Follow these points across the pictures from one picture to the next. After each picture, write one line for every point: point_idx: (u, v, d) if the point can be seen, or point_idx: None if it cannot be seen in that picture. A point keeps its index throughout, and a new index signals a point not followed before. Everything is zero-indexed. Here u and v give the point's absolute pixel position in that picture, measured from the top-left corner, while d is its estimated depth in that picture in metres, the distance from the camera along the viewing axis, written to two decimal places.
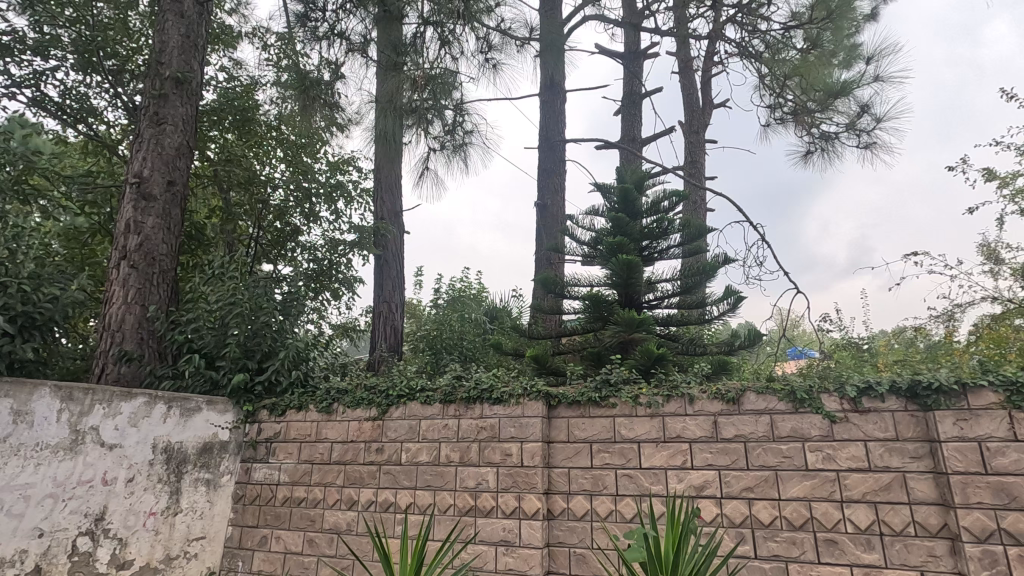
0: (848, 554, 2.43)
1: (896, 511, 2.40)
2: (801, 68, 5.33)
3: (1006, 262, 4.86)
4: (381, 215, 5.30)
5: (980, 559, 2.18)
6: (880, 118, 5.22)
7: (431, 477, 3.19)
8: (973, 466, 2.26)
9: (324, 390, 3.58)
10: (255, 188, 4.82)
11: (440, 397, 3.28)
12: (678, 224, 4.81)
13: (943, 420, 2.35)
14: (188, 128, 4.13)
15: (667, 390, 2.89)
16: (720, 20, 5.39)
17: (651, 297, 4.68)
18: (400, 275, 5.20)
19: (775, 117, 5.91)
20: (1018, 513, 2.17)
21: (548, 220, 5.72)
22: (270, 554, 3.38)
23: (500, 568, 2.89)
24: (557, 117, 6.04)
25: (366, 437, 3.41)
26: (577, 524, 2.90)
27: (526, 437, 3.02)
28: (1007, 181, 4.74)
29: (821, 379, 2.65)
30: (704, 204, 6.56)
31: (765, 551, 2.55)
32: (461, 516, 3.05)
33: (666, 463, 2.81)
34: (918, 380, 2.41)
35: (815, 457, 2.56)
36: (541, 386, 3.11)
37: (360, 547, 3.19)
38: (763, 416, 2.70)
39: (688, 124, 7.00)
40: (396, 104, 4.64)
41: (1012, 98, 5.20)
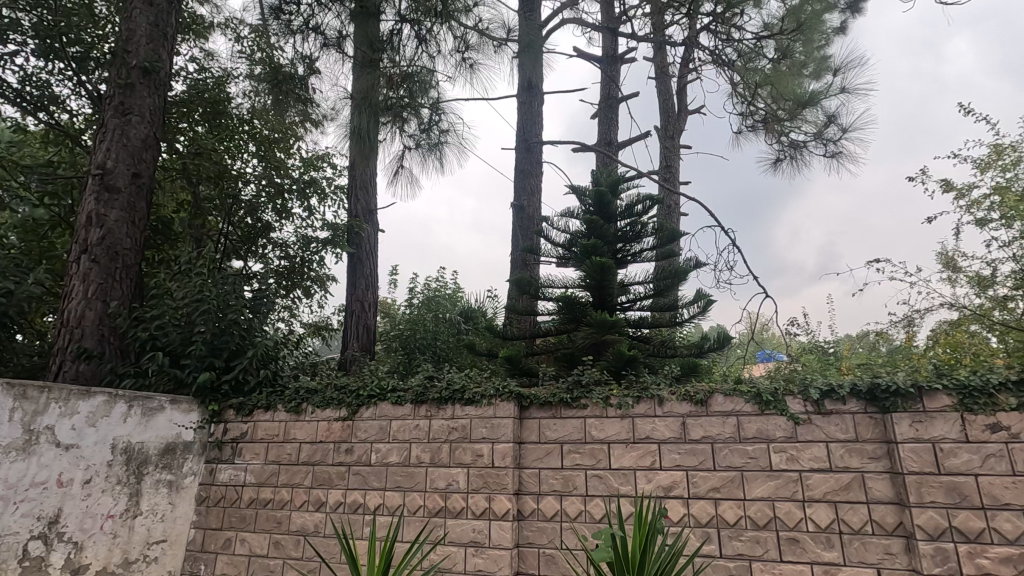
0: (809, 552, 2.49)
1: (855, 510, 2.47)
2: (772, 77, 5.36)
3: (963, 270, 5.05)
4: (354, 212, 5.24)
5: (933, 556, 2.26)
6: (846, 129, 5.38)
7: (401, 478, 3.16)
8: (927, 467, 2.35)
9: (293, 389, 3.53)
10: (226, 183, 4.71)
11: (411, 397, 3.26)
12: (651, 227, 4.87)
13: (900, 422, 2.43)
14: (156, 119, 4.02)
15: (637, 392, 2.93)
16: (695, 28, 5.47)
17: (624, 299, 4.70)
18: (374, 274, 5.14)
19: (746, 124, 6.06)
20: (969, 512, 2.26)
21: (524, 221, 5.72)
22: (234, 557, 3.30)
23: (470, 570, 2.87)
24: (534, 117, 6.06)
25: (335, 437, 3.36)
26: (547, 525, 2.90)
27: (497, 438, 3.03)
28: (964, 192, 4.93)
29: (786, 382, 2.72)
30: (678, 208, 6.65)
31: (730, 550, 2.60)
32: (430, 517, 3.03)
33: (636, 464, 2.84)
34: (878, 382, 2.49)
35: (779, 458, 2.63)
36: (513, 386, 3.11)
37: (327, 550, 3.14)
38: (730, 418, 2.75)
39: (663, 129, 7.11)
40: (371, 100, 4.59)
41: (969, 112, 5.38)
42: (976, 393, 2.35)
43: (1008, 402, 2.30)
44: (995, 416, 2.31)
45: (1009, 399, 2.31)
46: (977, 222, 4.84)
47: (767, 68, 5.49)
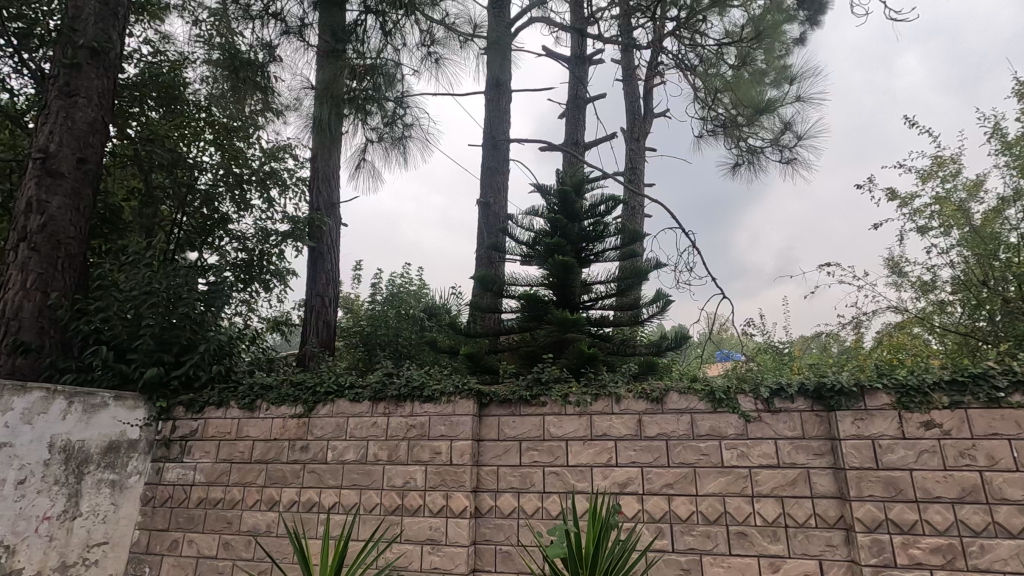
0: (757, 546, 2.57)
1: (800, 504, 2.56)
2: (733, 85, 5.52)
3: (907, 274, 5.29)
4: (316, 205, 5.12)
5: (870, 547, 2.38)
6: (800, 137, 5.67)
7: (357, 476, 3.11)
8: (867, 462, 2.46)
9: (247, 385, 3.43)
10: (180, 171, 4.48)
11: (369, 393, 3.21)
12: (614, 227, 4.91)
13: (843, 420, 2.54)
14: (104, 103, 3.83)
15: (595, 390, 2.96)
16: (661, 33, 5.54)
17: (587, 299, 4.73)
18: (335, 268, 5.03)
19: (707, 128, 6.22)
20: (904, 504, 2.38)
21: (490, 219, 5.71)
22: (181, 559, 3.19)
23: (425, 567, 2.86)
24: (501, 115, 6.04)
25: (290, 435, 3.28)
26: (504, 522, 2.91)
27: (455, 436, 3.02)
28: (908, 201, 5.16)
29: (738, 380, 2.80)
30: (641, 209, 6.76)
31: (682, 545, 2.65)
32: (386, 515, 3.00)
33: (592, 461, 2.87)
34: (824, 382, 2.59)
35: (730, 454, 2.70)
36: (473, 384, 3.10)
37: (279, 550, 3.07)
38: (684, 415, 2.81)
39: (630, 131, 7.22)
40: (334, 92, 4.54)
41: (914, 125, 5.63)
42: (913, 392, 2.47)
43: (941, 401, 2.43)
44: (929, 414, 2.44)
45: (942, 399, 2.44)
46: (919, 229, 5.08)
47: (727, 76, 5.54)
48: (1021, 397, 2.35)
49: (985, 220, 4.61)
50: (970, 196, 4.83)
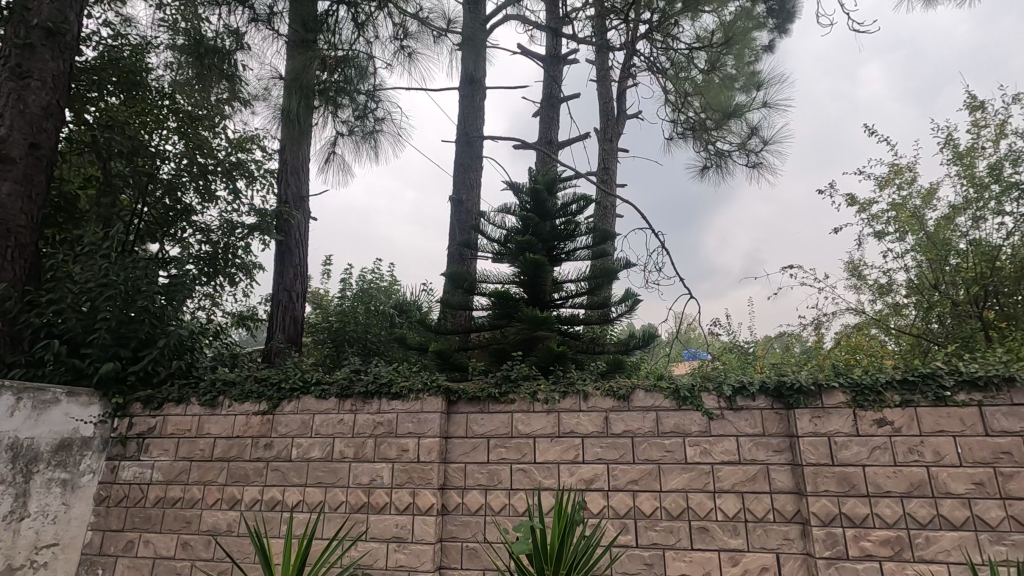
0: (717, 540, 2.63)
1: (759, 500, 2.64)
2: (703, 89, 5.65)
3: (865, 277, 5.49)
4: (284, 198, 5.00)
5: (824, 540, 2.46)
6: (766, 142, 5.83)
7: (322, 473, 3.06)
8: (823, 458, 2.55)
9: (209, 381, 3.34)
10: (141, 160, 4.28)
11: (336, 390, 3.16)
12: (585, 227, 4.94)
13: (801, 417, 2.62)
14: (60, 86, 3.66)
15: (563, 388, 2.98)
16: (635, 35, 5.57)
17: (557, 297, 4.76)
18: (303, 263, 4.94)
19: (677, 131, 6.30)
20: (856, 499, 2.48)
21: (462, 216, 5.70)
22: (136, 560, 3.10)
23: (391, 565, 2.84)
24: (475, 113, 6.01)
25: (253, 432, 3.21)
26: (470, 519, 2.91)
27: (423, 433, 3.00)
28: (866, 207, 5.34)
29: (703, 378, 2.86)
30: (612, 209, 6.83)
31: (645, 540, 2.70)
32: (351, 513, 2.96)
33: (559, 458, 2.89)
34: (783, 381, 2.67)
35: (693, 451, 2.76)
36: (441, 381, 3.08)
37: (240, 550, 3.01)
38: (650, 413, 2.85)
39: (602, 132, 7.28)
40: (302, 82, 4.46)
41: (873, 133, 5.82)
42: (867, 391, 2.56)
43: (893, 399, 2.53)
44: (882, 412, 2.54)
45: (894, 397, 2.54)
46: (877, 234, 5.26)
47: (699, 79, 5.64)
48: (966, 395, 2.46)
49: (938, 226, 4.79)
50: (924, 203, 5.02)
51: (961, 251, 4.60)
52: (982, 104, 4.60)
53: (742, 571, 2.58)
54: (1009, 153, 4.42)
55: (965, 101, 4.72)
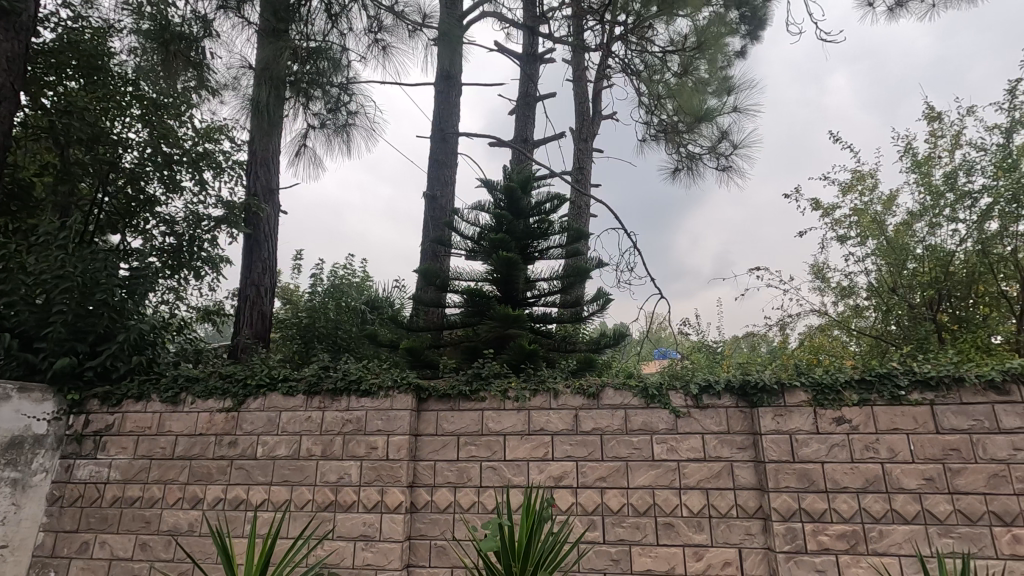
0: (682, 536, 2.68)
1: (723, 496, 2.70)
2: (676, 91, 5.72)
3: (828, 279, 5.65)
4: (253, 190, 4.89)
5: (784, 534, 2.53)
6: (736, 146, 5.94)
7: (288, 472, 3.01)
8: (784, 455, 2.62)
9: (171, 376, 3.25)
10: (102, 148, 4.14)
11: (304, 387, 3.11)
12: (559, 226, 4.96)
13: (764, 415, 2.69)
14: (15, 68, 3.49)
15: (534, 385, 3.00)
16: (611, 35, 5.59)
17: (530, 296, 4.77)
18: (272, 257, 4.84)
19: (650, 133, 6.38)
20: (815, 494, 2.56)
21: (436, 212, 5.66)
22: (91, 562, 2.99)
23: (358, 564, 2.81)
24: (451, 108, 5.97)
25: (217, 429, 3.13)
26: (439, 517, 2.90)
27: (392, 431, 2.98)
28: (829, 211, 5.50)
29: (670, 377, 2.91)
30: (586, 209, 6.88)
31: (612, 536, 2.73)
32: (318, 512, 2.92)
33: (529, 456, 2.91)
34: (748, 380, 2.74)
35: (660, 448, 2.80)
36: (411, 379, 3.06)
37: (202, 550, 2.94)
38: (618, 411, 2.89)
39: (578, 131, 7.32)
40: (272, 73, 4.29)
41: (838, 140, 5.99)
42: (827, 390, 2.65)
43: (851, 398, 2.62)
44: (840, 410, 2.63)
45: (852, 396, 2.63)
46: (840, 238, 5.42)
47: (671, 82, 5.75)
48: (919, 394, 2.57)
49: (897, 232, 4.95)
50: (885, 209, 5.20)
51: (918, 256, 4.77)
52: (940, 115, 4.79)
53: (705, 565, 2.63)
54: (963, 162, 4.60)
55: (924, 111, 4.90)
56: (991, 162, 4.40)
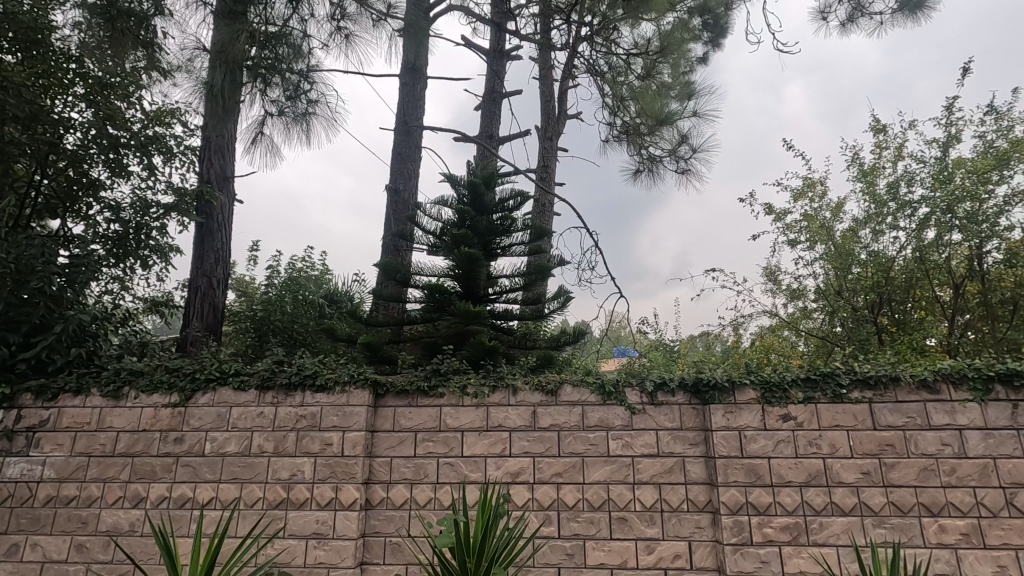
0: (635, 530, 2.74)
1: (674, 490, 2.77)
2: (639, 94, 5.81)
3: (780, 282, 5.87)
4: (206, 177, 4.70)
5: (731, 527, 2.62)
6: (695, 150, 6.09)
7: (238, 469, 2.92)
8: (733, 451, 2.71)
9: (113, 370, 3.09)
10: (41, 128, 3.75)
11: (256, 382, 3.02)
12: (522, 223, 4.96)
13: (715, 412, 2.77)
14: None
15: (493, 382, 3.00)
16: (577, 35, 5.63)
17: (491, 292, 4.77)
18: (226, 247, 4.68)
19: (613, 134, 6.47)
20: (761, 488, 2.66)
21: (398, 206, 5.59)
22: (21, 565, 2.83)
23: (309, 563, 2.75)
24: (415, 102, 5.90)
25: (162, 425, 3.01)
26: (394, 513, 2.87)
27: (348, 427, 2.93)
28: (781, 216, 5.71)
29: (627, 374, 2.96)
30: (550, 207, 6.92)
31: (567, 531, 2.77)
32: (269, 510, 2.85)
33: (486, 452, 2.91)
34: (700, 377, 2.82)
35: (615, 444, 2.85)
36: (369, 374, 3.02)
37: (143, 551, 2.82)
38: (576, 407, 2.92)
39: (543, 130, 7.35)
40: (229, 55, 4.19)
41: (791, 148, 6.21)
42: (775, 388, 2.75)
43: (797, 396, 2.73)
44: (787, 407, 2.73)
45: (798, 394, 2.74)
46: (791, 242, 5.62)
47: (634, 84, 5.84)
48: (859, 393, 2.70)
49: (844, 237, 5.15)
50: (833, 216, 5.42)
51: (862, 261, 4.99)
52: (884, 127, 5.03)
53: (656, 558, 2.69)
54: (904, 173, 4.85)
55: (870, 123, 5.14)
56: (929, 174, 4.66)
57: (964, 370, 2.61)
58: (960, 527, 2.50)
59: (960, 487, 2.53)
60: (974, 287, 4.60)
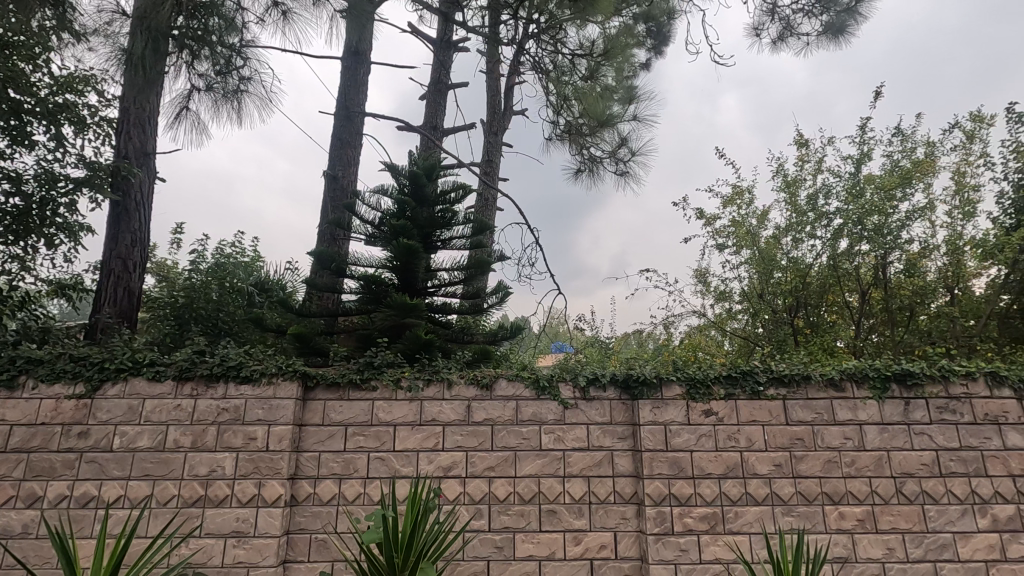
0: (564, 522, 2.80)
1: (603, 483, 2.85)
2: (583, 95, 5.91)
3: (709, 283, 6.14)
4: (124, 153, 4.36)
5: (655, 518, 2.73)
6: (634, 153, 6.28)
7: (150, 465, 2.74)
8: (659, 445, 2.82)
9: (8, 357, 2.82)
10: None
11: (173, 372, 2.84)
12: (463, 216, 4.92)
13: (643, 407, 2.87)
14: None
15: (428, 375, 2.97)
16: (524, 33, 5.64)
17: (430, 285, 4.71)
18: (145, 228, 4.37)
19: (557, 133, 6.55)
20: (683, 480, 2.78)
21: (336, 193, 5.41)
22: None
23: (227, 563, 2.63)
24: (358, 87, 5.72)
25: (64, 418, 2.78)
26: (321, 509, 2.80)
27: (274, 420, 2.82)
28: (711, 221, 5.98)
29: (561, 370, 3.02)
30: (493, 202, 6.92)
31: (497, 524, 2.79)
32: (184, 507, 2.69)
33: (419, 446, 2.88)
34: (631, 373, 2.91)
35: (547, 438, 2.90)
36: (298, 365, 2.91)
37: (37, 554, 2.60)
38: (510, 402, 2.95)
39: (488, 124, 7.33)
40: (152, 24, 3.88)
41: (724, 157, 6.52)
42: (699, 384, 2.89)
43: (719, 392, 2.88)
44: (710, 403, 2.87)
45: (720, 390, 2.89)
46: (719, 245, 5.89)
47: (579, 85, 5.93)
48: (775, 390, 2.87)
49: (768, 244, 5.45)
50: (758, 223, 5.73)
51: (783, 267, 5.31)
52: (806, 142, 5.37)
53: (583, 549, 2.77)
54: (822, 186, 5.20)
55: (795, 137, 5.47)
56: (844, 188, 5.02)
57: (865, 370, 2.85)
58: (857, 514, 2.72)
59: (858, 477, 2.76)
60: (878, 294, 5.00)
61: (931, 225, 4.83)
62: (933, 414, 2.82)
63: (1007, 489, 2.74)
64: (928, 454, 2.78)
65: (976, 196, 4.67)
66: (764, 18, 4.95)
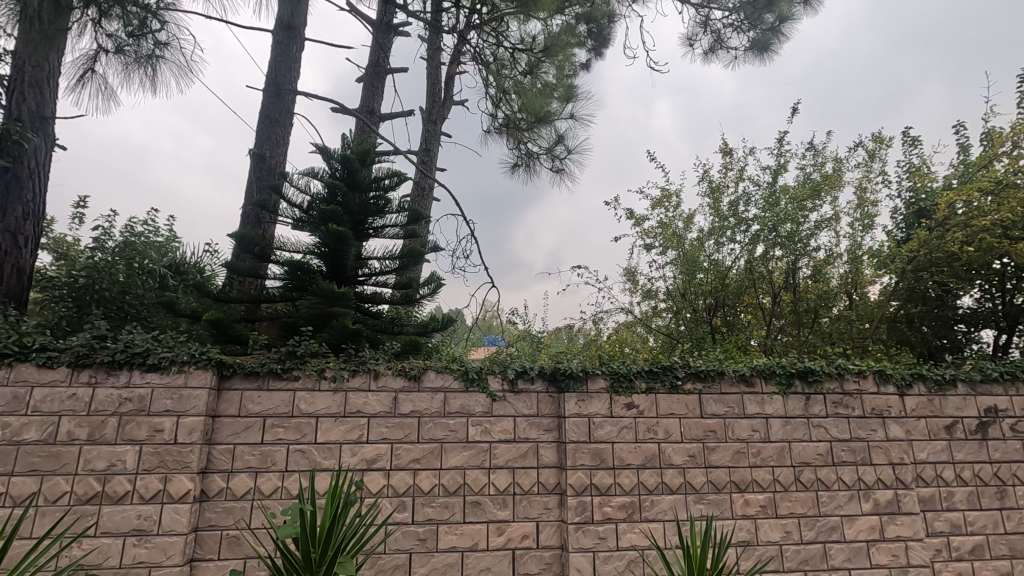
0: (487, 513, 2.82)
1: (527, 474, 2.89)
2: (522, 91, 5.82)
3: (637, 282, 6.36)
4: (15, 114, 3.91)
5: (576, 507, 2.81)
6: (570, 151, 6.38)
7: (38, 459, 2.50)
8: (582, 437, 2.90)
9: None
10: None
11: (68, 358, 2.60)
12: (397, 204, 4.81)
13: (569, 400, 2.94)
14: None
15: (353, 366, 2.89)
16: (465, 22, 5.58)
17: (360, 274, 4.59)
18: (39, 199, 3.96)
19: (496, 125, 6.56)
20: (604, 471, 2.88)
21: (263, 173, 5.14)
22: None
23: (126, 563, 2.45)
24: (290, 64, 5.44)
25: None
26: (234, 505, 2.66)
27: (184, 411, 2.65)
28: (640, 221, 6.19)
29: (490, 362, 3.04)
30: (429, 191, 6.83)
31: (420, 516, 2.77)
32: (78, 504, 2.48)
33: (343, 438, 2.80)
34: (558, 367, 2.98)
35: (474, 430, 2.91)
36: (213, 354, 2.74)
37: None
38: (438, 394, 2.93)
39: (427, 112, 7.19)
40: None
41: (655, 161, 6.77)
42: (622, 378, 2.99)
43: (641, 386, 3.00)
44: (631, 396, 2.98)
45: (642, 384, 3.01)
46: (647, 245, 6.11)
47: (518, 80, 5.87)
48: (692, 385, 3.03)
49: (692, 246, 5.72)
50: (684, 226, 5.99)
51: (705, 268, 5.60)
52: (731, 151, 5.67)
53: (505, 539, 2.80)
54: (742, 194, 5.52)
55: (720, 146, 5.76)
56: (762, 196, 5.35)
57: (773, 367, 3.06)
58: (760, 500, 2.92)
59: (763, 467, 2.96)
60: (787, 296, 5.34)
61: (836, 235, 5.25)
62: (829, 408, 3.08)
63: (887, 475, 3.04)
64: (823, 445, 3.03)
65: (874, 211, 5.11)
66: (697, 30, 5.23)
